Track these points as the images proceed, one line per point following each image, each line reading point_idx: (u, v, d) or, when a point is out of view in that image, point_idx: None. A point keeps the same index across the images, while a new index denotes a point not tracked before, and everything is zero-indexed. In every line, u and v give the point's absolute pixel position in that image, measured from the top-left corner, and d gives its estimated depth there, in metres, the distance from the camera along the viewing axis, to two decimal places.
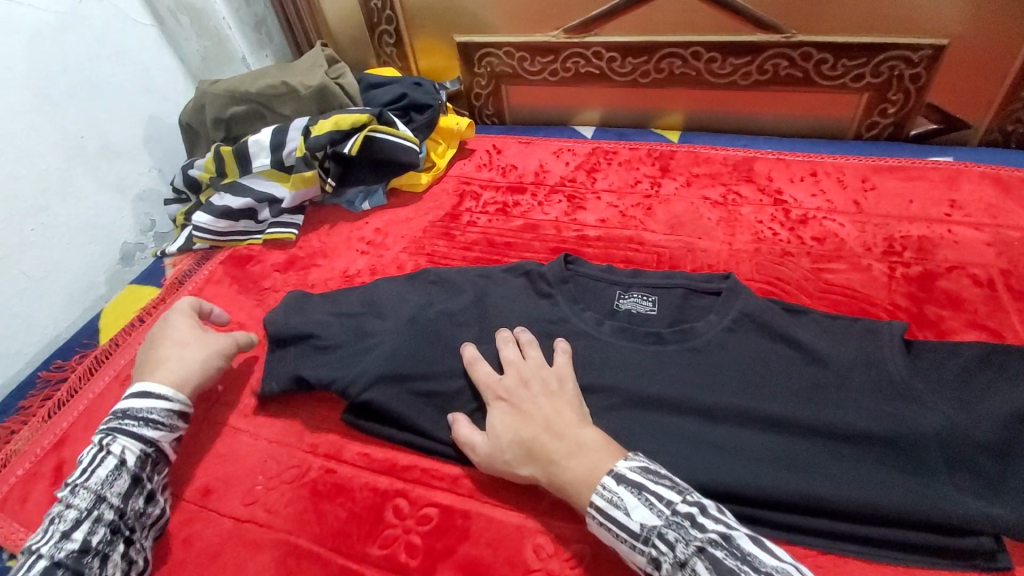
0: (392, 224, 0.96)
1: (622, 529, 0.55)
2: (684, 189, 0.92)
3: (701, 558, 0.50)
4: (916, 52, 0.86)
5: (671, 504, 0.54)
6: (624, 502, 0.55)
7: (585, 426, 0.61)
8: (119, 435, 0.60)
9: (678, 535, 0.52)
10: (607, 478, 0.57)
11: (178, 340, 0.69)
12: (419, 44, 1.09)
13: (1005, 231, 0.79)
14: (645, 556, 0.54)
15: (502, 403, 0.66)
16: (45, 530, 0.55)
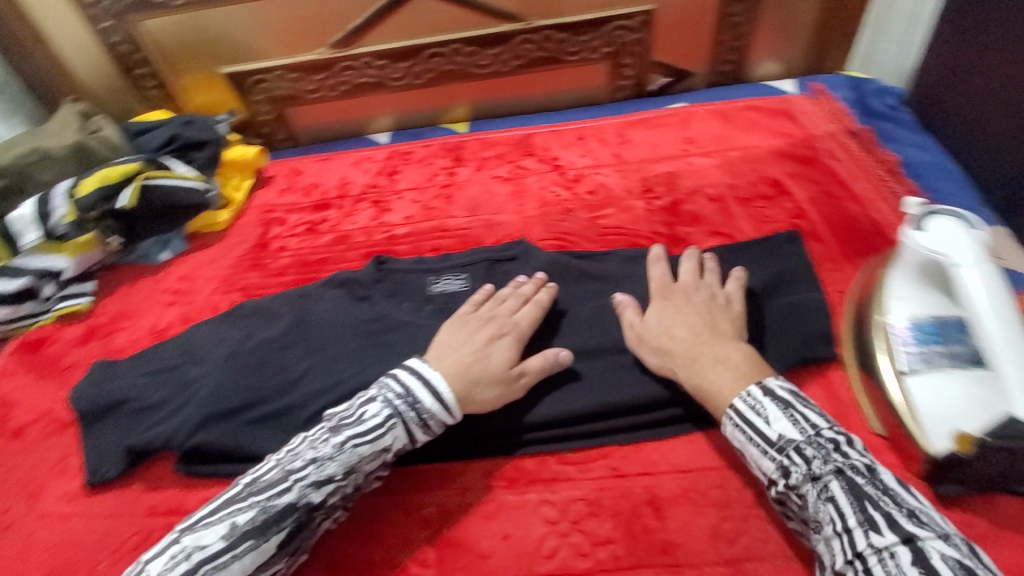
0: (198, 268, 0.94)
1: (757, 434, 0.55)
2: (476, 173, 1.00)
3: (837, 478, 0.50)
4: (632, 20, 1.01)
5: (821, 430, 0.53)
6: (766, 411, 0.55)
7: (737, 340, 0.64)
8: (399, 424, 0.60)
9: (817, 452, 0.52)
10: (754, 386, 0.57)
11: (467, 342, 0.67)
12: (186, 82, 1.09)
13: (729, 153, 0.97)
14: (774, 466, 0.54)
15: (659, 302, 0.69)
16: (306, 462, 0.57)
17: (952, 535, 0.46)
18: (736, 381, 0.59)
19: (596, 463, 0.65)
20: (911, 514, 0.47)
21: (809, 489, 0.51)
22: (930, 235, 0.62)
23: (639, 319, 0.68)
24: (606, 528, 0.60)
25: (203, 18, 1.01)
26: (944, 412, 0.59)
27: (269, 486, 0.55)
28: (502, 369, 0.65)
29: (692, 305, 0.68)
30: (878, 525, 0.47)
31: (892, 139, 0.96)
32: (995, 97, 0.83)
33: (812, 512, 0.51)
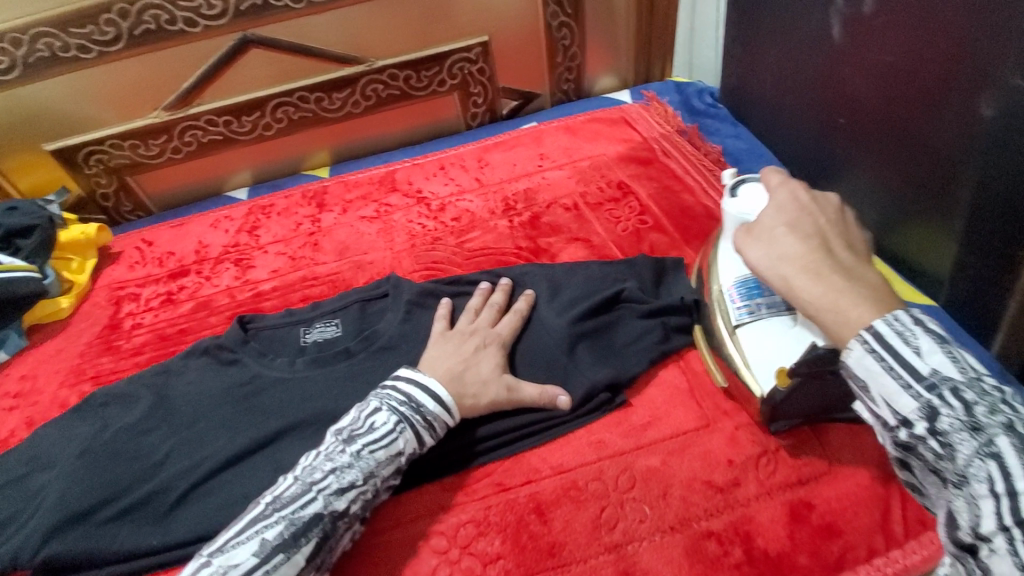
0: (40, 363, 0.86)
1: (902, 366, 0.40)
2: (342, 216, 1.00)
3: (1008, 434, 0.36)
4: (471, 52, 1.07)
5: (982, 374, 0.39)
6: (919, 340, 0.40)
7: (864, 259, 0.50)
8: (408, 428, 0.61)
9: (980, 398, 0.37)
10: (900, 312, 0.42)
11: (461, 351, 0.69)
12: (9, 165, 1.00)
13: (578, 163, 1.04)
14: (916, 408, 0.39)
15: (787, 227, 0.52)
16: (326, 472, 0.57)
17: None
18: (875, 311, 0.44)
19: (482, 482, 0.66)
20: None
21: (958, 441, 0.37)
22: (742, 200, 0.67)
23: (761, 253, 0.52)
24: (495, 545, 0.61)
25: (15, 96, 0.93)
26: (766, 356, 0.62)
27: (292, 500, 0.55)
28: (492, 376, 0.67)
29: (793, 221, 0.53)
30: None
31: (713, 133, 1.08)
32: (781, 88, 0.96)
33: (958, 468, 0.37)
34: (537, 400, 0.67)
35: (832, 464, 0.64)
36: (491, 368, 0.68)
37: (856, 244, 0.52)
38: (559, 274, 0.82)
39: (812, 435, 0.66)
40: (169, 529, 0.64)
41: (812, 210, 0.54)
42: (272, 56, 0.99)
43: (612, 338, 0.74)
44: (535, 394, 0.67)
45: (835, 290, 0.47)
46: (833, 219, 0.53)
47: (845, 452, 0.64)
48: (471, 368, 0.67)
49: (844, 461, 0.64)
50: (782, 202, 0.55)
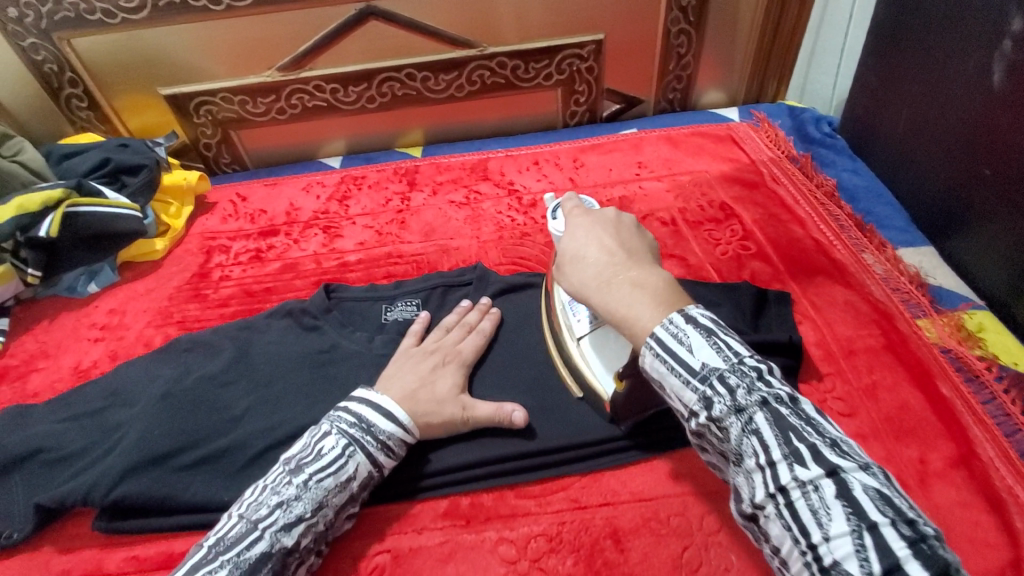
0: (129, 300, 0.88)
1: (679, 364, 0.42)
2: (431, 198, 0.99)
3: (766, 412, 0.40)
4: (584, 49, 1.05)
5: (745, 359, 0.42)
6: (690, 341, 0.42)
7: (654, 265, 0.49)
8: (359, 451, 0.58)
9: (742, 382, 0.41)
10: (674, 315, 0.44)
11: (415, 368, 0.65)
12: (121, 103, 1.04)
13: (679, 177, 1.00)
14: (695, 399, 0.42)
15: (588, 243, 0.52)
16: (272, 508, 0.53)
17: (874, 467, 0.38)
18: (654, 312, 0.45)
19: (556, 495, 0.63)
20: (834, 443, 0.38)
21: (728, 423, 0.41)
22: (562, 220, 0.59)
23: (569, 274, 0.52)
24: (566, 565, 0.58)
25: (141, 38, 0.96)
26: (608, 360, 0.61)
27: (236, 542, 0.51)
28: (448, 395, 0.64)
29: (588, 243, 0.51)
30: (801, 456, 0.38)
31: (828, 165, 1.02)
32: (916, 128, 0.89)
33: (733, 444, 0.41)
34: (494, 418, 0.63)
35: None
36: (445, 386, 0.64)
37: (644, 248, 0.51)
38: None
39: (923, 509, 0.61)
40: (241, 487, 0.63)
41: (601, 225, 0.53)
42: (389, 31, 0.99)
43: None
44: (492, 412, 0.63)
45: (625, 303, 0.46)
46: (624, 228, 0.53)
47: (959, 536, 0.59)
48: (424, 385, 0.64)
49: (958, 544, 0.58)
50: (574, 226, 0.54)
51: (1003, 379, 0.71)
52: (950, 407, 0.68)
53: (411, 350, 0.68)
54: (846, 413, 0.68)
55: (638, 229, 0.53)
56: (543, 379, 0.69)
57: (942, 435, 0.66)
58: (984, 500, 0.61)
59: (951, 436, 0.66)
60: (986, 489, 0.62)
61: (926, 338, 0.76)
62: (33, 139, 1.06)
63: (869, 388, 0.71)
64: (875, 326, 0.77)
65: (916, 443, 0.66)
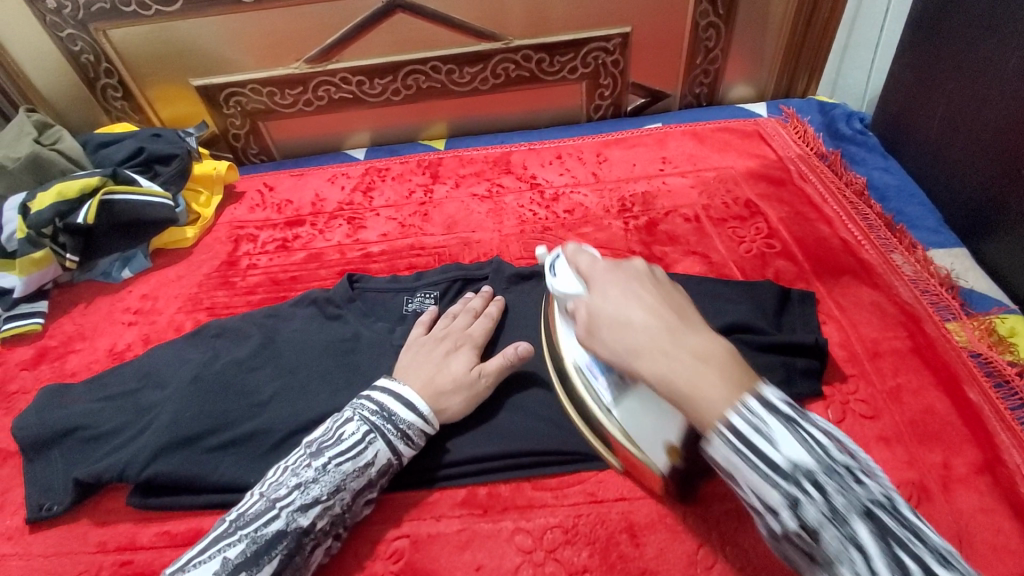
0: (162, 286, 0.91)
1: (762, 462, 0.39)
2: (454, 191, 1.00)
3: (865, 521, 0.37)
4: (610, 42, 1.04)
5: (833, 455, 0.39)
6: (772, 435, 0.39)
7: (706, 330, 0.46)
8: (379, 438, 0.59)
9: (838, 484, 0.38)
10: (749, 398, 0.41)
11: (428, 356, 0.66)
12: (153, 93, 1.06)
13: (703, 173, 0.99)
14: (780, 498, 0.39)
15: (631, 306, 0.47)
16: (291, 488, 0.55)
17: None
18: (729, 392, 0.41)
19: (573, 488, 0.64)
20: (937, 552, 0.36)
21: (823, 530, 0.38)
22: (563, 275, 0.57)
23: (612, 340, 0.47)
24: (582, 557, 0.59)
25: (173, 29, 0.98)
26: (648, 426, 0.55)
27: (256, 517, 0.53)
28: (463, 376, 0.64)
29: (635, 304, 0.47)
30: (909, 571, 0.35)
31: (859, 163, 1.00)
32: (952, 126, 0.87)
33: (826, 553, 0.38)
34: (505, 364, 0.65)
35: (965, 550, 0.57)
36: (457, 365, 0.65)
37: (687, 305, 0.48)
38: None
39: (946, 515, 0.59)
40: (267, 469, 0.65)
41: (635, 281, 0.49)
42: (416, 24, 0.99)
43: None
44: (501, 361, 0.65)
45: (690, 380, 0.42)
46: (661, 284, 0.50)
47: (982, 543, 0.58)
48: (438, 371, 0.64)
49: (980, 551, 0.57)
50: (604, 286, 0.50)
51: None
52: (976, 412, 0.67)
53: (422, 339, 0.69)
54: (869, 415, 0.67)
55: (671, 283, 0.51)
56: None
57: (968, 441, 0.65)
58: (1010, 508, 0.60)
59: (977, 441, 0.65)
60: (1013, 497, 0.60)
61: (955, 342, 0.74)
62: (70, 128, 1.10)
63: (893, 391, 0.69)
64: (902, 328, 0.75)
65: (942, 448, 0.64)
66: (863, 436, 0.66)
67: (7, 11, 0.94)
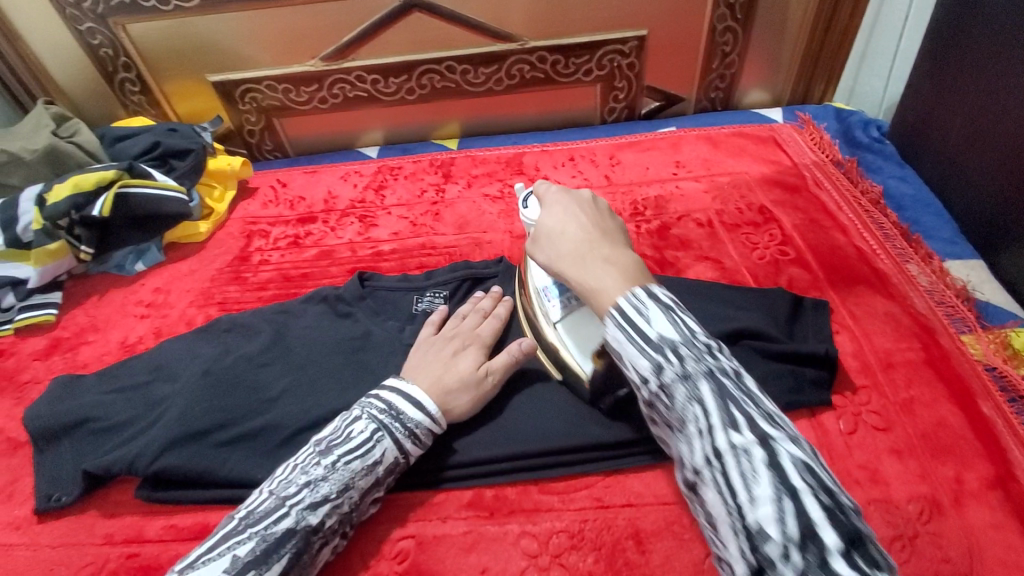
0: (174, 280, 0.91)
1: (637, 335, 0.45)
2: (466, 191, 1.00)
3: (712, 383, 0.42)
4: (626, 44, 1.03)
5: (697, 335, 0.45)
6: (648, 313, 0.45)
7: (623, 244, 0.54)
8: (387, 436, 0.59)
9: (693, 353, 0.43)
10: (636, 287, 0.47)
11: (434, 353, 0.66)
12: (170, 88, 1.07)
13: (717, 178, 0.98)
14: (648, 365, 0.44)
15: (566, 222, 0.56)
16: (299, 486, 0.55)
17: (803, 442, 0.41)
18: (623, 283, 0.48)
19: (580, 493, 0.63)
20: (771, 418, 0.41)
21: (677, 390, 0.43)
22: (532, 207, 0.62)
23: (551, 249, 0.56)
24: (587, 562, 0.59)
25: (191, 25, 0.99)
26: (583, 337, 0.63)
27: (265, 515, 0.53)
28: (468, 373, 0.64)
29: (570, 221, 0.56)
30: (738, 424, 0.40)
31: (874, 171, 0.99)
32: (971, 135, 0.85)
33: (677, 411, 0.43)
34: (507, 360, 0.66)
35: (977, 567, 0.56)
36: (462, 362, 0.65)
37: (616, 229, 0.56)
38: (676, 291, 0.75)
39: (959, 531, 0.59)
40: (275, 465, 0.65)
41: (576, 205, 0.58)
42: (431, 24, 0.99)
43: None
44: (505, 358, 0.66)
45: (594, 276, 0.51)
46: (598, 209, 0.58)
47: (996, 561, 0.57)
48: (445, 368, 0.64)
49: (992, 569, 0.56)
50: (551, 205, 0.59)
51: None
52: (989, 427, 0.66)
53: (430, 338, 0.68)
54: (882, 427, 0.66)
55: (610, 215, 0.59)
56: None
57: (982, 455, 0.64)
58: None
59: (992, 457, 0.64)
60: None
61: (970, 355, 0.73)
62: (88, 121, 1.12)
63: (906, 404, 0.68)
64: (916, 339, 0.74)
65: (955, 463, 0.63)
66: (875, 448, 0.65)
67: (28, 6, 0.95)
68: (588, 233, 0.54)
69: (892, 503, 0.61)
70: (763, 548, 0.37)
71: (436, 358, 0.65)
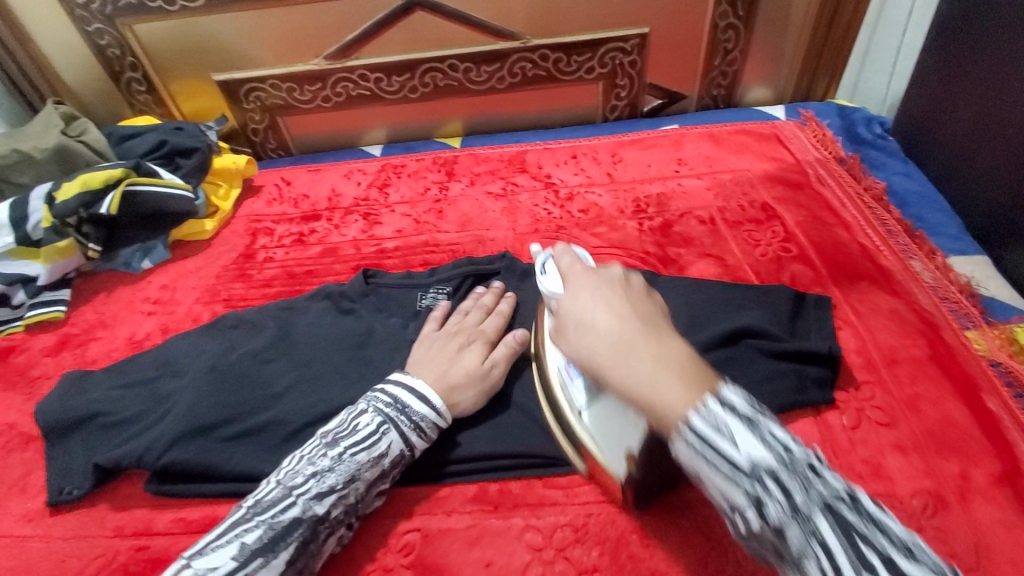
0: (180, 277, 0.92)
1: (723, 461, 0.38)
2: (469, 189, 1.00)
3: (828, 517, 0.36)
4: (628, 42, 1.04)
5: (794, 450, 0.38)
6: (733, 432, 0.38)
7: (670, 332, 0.46)
8: (393, 429, 0.59)
9: (799, 483, 0.37)
10: (707, 397, 0.40)
11: (440, 349, 0.67)
12: (175, 87, 1.08)
13: (719, 175, 0.98)
14: (745, 499, 0.37)
15: (597, 308, 0.48)
16: (306, 476, 0.55)
17: (945, 570, 0.35)
18: (688, 394, 0.40)
19: (584, 487, 0.64)
20: (903, 545, 0.36)
21: (789, 528, 0.36)
22: (551, 276, 0.56)
23: (582, 341, 0.48)
24: (591, 556, 0.59)
25: (196, 24, 0.99)
26: (615, 436, 0.56)
27: (272, 504, 0.54)
28: (473, 368, 0.65)
29: (602, 306, 0.48)
30: (874, 568, 0.35)
31: (878, 167, 0.99)
32: (976, 132, 0.85)
33: (792, 552, 0.37)
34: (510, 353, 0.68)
35: (982, 562, 0.56)
36: (468, 358, 0.66)
37: (657, 312, 0.48)
38: (678, 288, 0.75)
39: (962, 525, 0.59)
40: (281, 460, 0.66)
41: (606, 285, 0.50)
42: (434, 22, 1.00)
43: (736, 376, 0.66)
44: (507, 350, 0.68)
45: (650, 382, 0.42)
46: (633, 288, 0.50)
47: (1000, 555, 0.57)
48: (451, 364, 0.66)
49: (996, 564, 0.56)
50: (575, 288, 0.51)
51: None
52: (993, 423, 0.66)
53: (435, 334, 0.70)
54: (885, 423, 0.67)
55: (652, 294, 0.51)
56: None
57: (987, 451, 0.64)
58: None
59: (996, 452, 0.64)
60: None
61: (975, 351, 0.73)
62: (95, 120, 1.13)
63: (910, 400, 0.68)
64: (920, 336, 0.74)
65: (958, 458, 0.63)
66: (878, 444, 0.65)
67: (36, 6, 0.96)
68: (628, 322, 0.46)
69: (895, 498, 0.61)
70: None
71: (442, 355, 0.66)
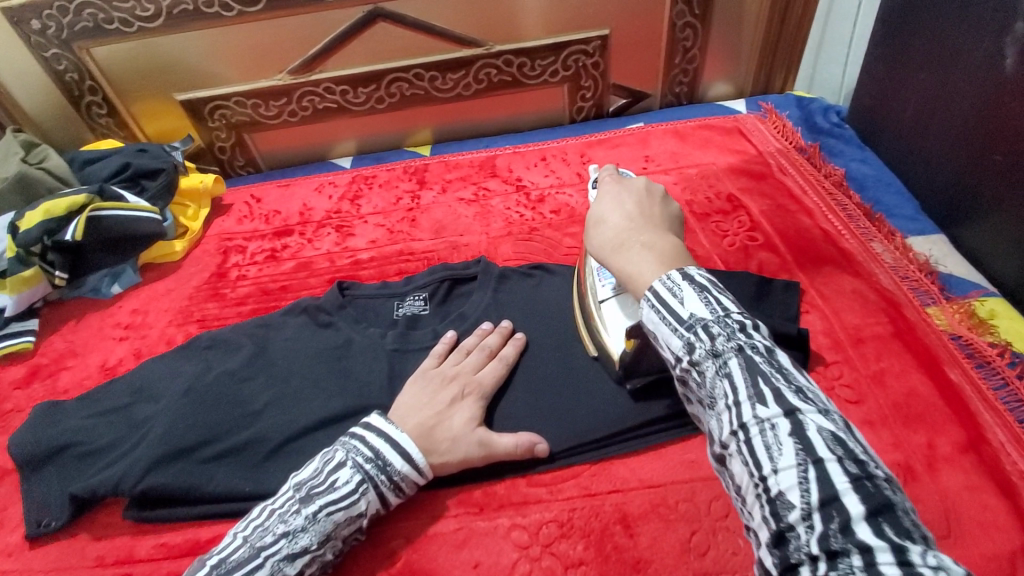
0: (151, 300, 0.91)
1: (670, 314, 0.43)
2: (440, 196, 1.01)
3: (739, 358, 0.39)
4: (590, 44, 1.06)
5: (731, 313, 0.41)
6: (682, 294, 0.43)
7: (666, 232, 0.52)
8: (371, 488, 0.58)
9: (724, 329, 0.40)
10: (673, 271, 0.45)
11: (430, 402, 0.63)
12: (138, 108, 1.07)
13: (686, 170, 1.00)
14: (679, 344, 0.42)
15: (613, 211, 0.55)
16: (277, 536, 0.53)
17: (834, 413, 0.37)
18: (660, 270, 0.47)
19: (567, 483, 0.64)
20: (802, 392, 0.37)
21: (705, 365, 0.40)
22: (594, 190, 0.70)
23: (596, 233, 0.55)
24: (577, 550, 0.60)
25: (154, 45, 0.98)
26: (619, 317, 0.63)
27: (238, 566, 0.51)
28: (463, 431, 0.62)
29: (617, 209, 0.55)
30: (766, 398, 0.37)
31: (836, 154, 1.02)
32: (925, 115, 0.89)
33: (707, 389, 0.40)
34: (516, 450, 0.62)
35: (951, 528, 0.58)
36: (461, 424, 0.62)
37: (662, 218, 0.55)
38: None
39: (932, 494, 0.61)
40: (261, 477, 0.65)
41: (627, 193, 0.57)
42: (396, 32, 1.00)
43: None
44: (514, 448, 0.62)
45: (635, 264, 0.49)
46: (650, 197, 0.57)
47: (968, 519, 0.59)
48: (438, 423, 0.62)
49: (967, 528, 0.58)
50: (602, 191, 0.59)
51: (1015, 365, 0.71)
52: (957, 393, 0.69)
53: (427, 376, 0.66)
54: (854, 400, 0.69)
55: (665, 197, 0.58)
56: (563, 375, 0.68)
57: (952, 421, 0.66)
58: (994, 485, 0.61)
59: (961, 421, 0.66)
60: (996, 474, 0.62)
61: (935, 325, 0.76)
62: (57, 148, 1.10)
63: (877, 376, 0.71)
64: (883, 314, 0.77)
65: (926, 429, 0.66)
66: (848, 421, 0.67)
67: None
68: (632, 221, 0.53)
69: None
70: (786, 516, 0.34)
71: (430, 406, 0.63)
